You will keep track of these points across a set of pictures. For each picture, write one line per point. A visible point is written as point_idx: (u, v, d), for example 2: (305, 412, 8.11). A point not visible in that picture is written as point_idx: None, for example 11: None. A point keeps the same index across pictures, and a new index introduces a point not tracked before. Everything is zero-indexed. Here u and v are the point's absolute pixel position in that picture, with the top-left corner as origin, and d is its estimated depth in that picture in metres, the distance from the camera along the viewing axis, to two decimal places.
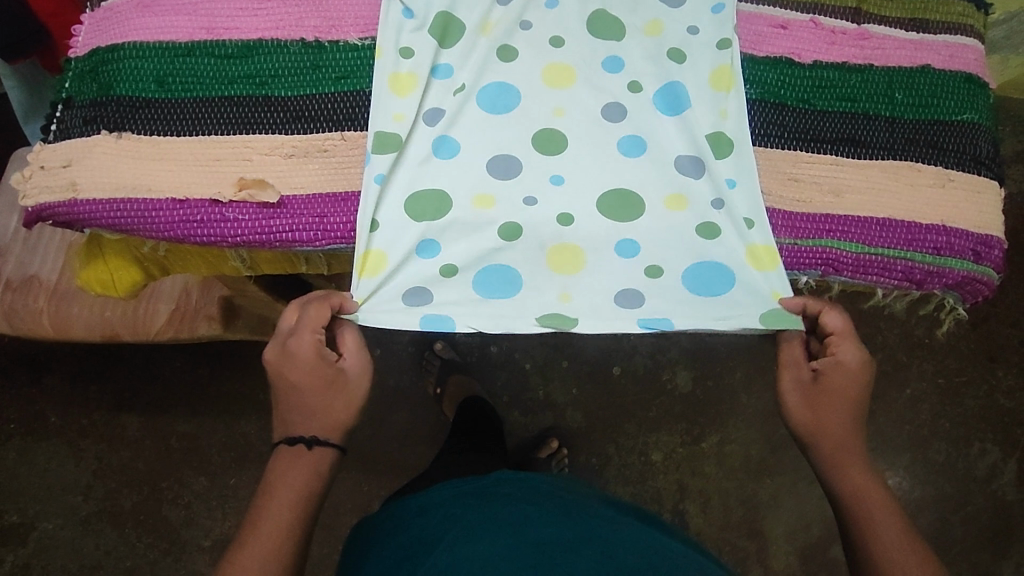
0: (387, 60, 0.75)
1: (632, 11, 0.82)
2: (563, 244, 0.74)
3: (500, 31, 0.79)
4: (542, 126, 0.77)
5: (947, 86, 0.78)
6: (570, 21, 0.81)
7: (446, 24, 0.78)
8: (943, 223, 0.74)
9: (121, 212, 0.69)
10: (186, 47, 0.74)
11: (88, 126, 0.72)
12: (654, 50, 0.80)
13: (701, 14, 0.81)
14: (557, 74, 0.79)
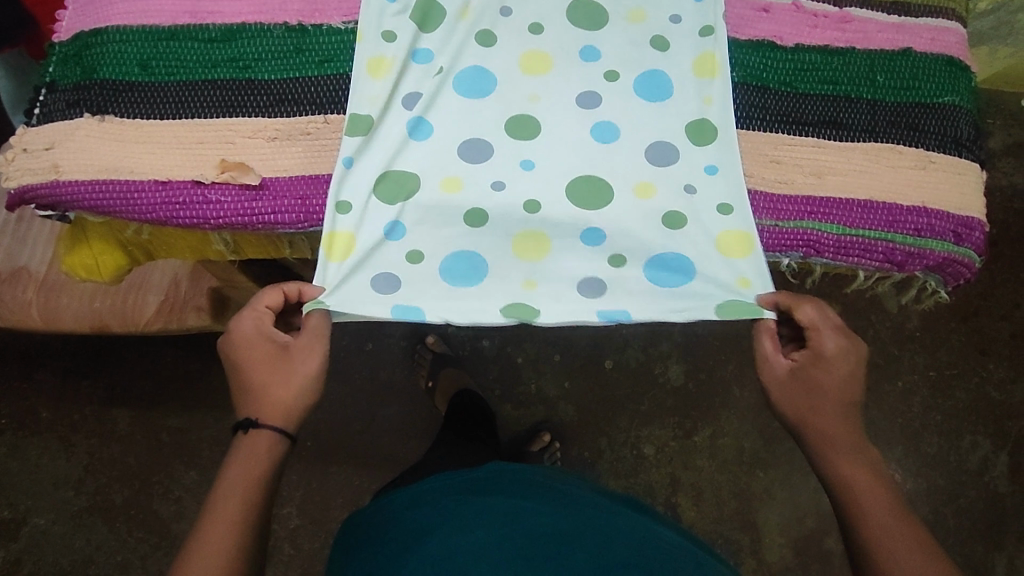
0: (367, 45, 0.76)
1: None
2: (527, 231, 0.75)
3: (480, 17, 0.79)
4: (518, 111, 0.77)
5: (929, 70, 0.79)
6: (551, 8, 0.81)
7: (427, 7, 0.79)
8: (924, 204, 0.75)
9: (103, 194, 0.69)
10: (170, 31, 0.74)
11: (71, 109, 0.72)
12: (638, 38, 0.81)
13: (684, 3, 0.82)
14: (535, 60, 0.79)
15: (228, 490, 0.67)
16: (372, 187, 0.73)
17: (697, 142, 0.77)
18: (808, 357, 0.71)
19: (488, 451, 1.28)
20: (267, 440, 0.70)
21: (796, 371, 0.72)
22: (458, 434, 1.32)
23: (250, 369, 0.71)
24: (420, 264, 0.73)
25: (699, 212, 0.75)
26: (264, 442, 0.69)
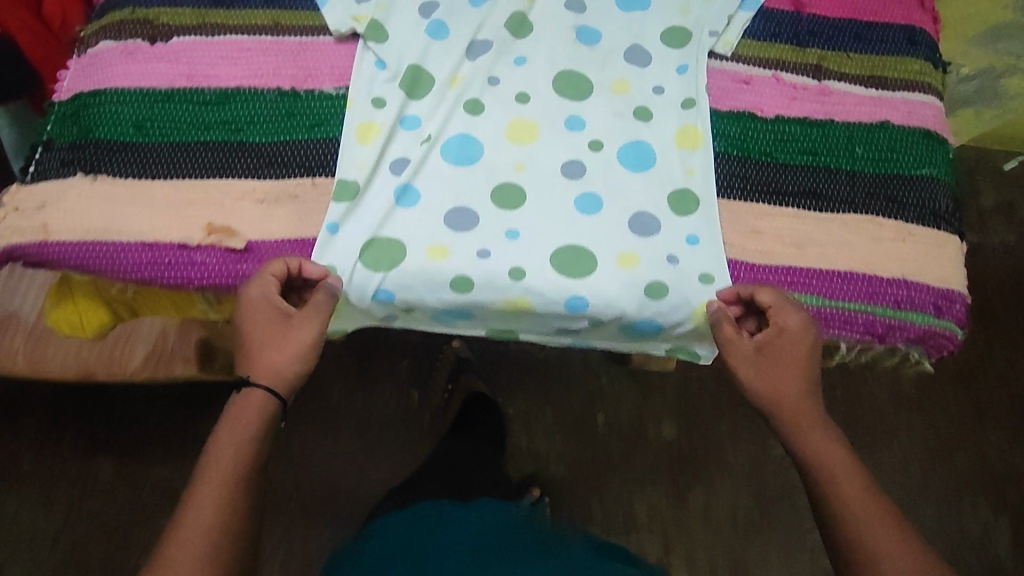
0: (358, 111, 0.77)
1: (600, 70, 0.81)
2: (511, 299, 0.73)
3: (468, 85, 0.79)
4: (504, 181, 0.76)
5: (906, 142, 0.81)
6: (538, 78, 0.80)
7: (417, 74, 0.78)
8: (904, 277, 0.75)
9: (90, 254, 0.70)
10: (166, 93, 0.77)
11: (64, 168, 0.73)
12: (622, 109, 0.80)
13: (667, 74, 0.81)
14: (520, 130, 0.78)
15: (227, 441, 0.63)
16: (356, 252, 0.72)
17: (679, 212, 0.76)
18: (771, 334, 0.70)
19: (482, 464, 1.21)
20: (254, 406, 0.65)
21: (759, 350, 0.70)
22: (458, 437, 1.22)
23: (249, 334, 0.67)
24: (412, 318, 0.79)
25: (679, 286, 0.74)
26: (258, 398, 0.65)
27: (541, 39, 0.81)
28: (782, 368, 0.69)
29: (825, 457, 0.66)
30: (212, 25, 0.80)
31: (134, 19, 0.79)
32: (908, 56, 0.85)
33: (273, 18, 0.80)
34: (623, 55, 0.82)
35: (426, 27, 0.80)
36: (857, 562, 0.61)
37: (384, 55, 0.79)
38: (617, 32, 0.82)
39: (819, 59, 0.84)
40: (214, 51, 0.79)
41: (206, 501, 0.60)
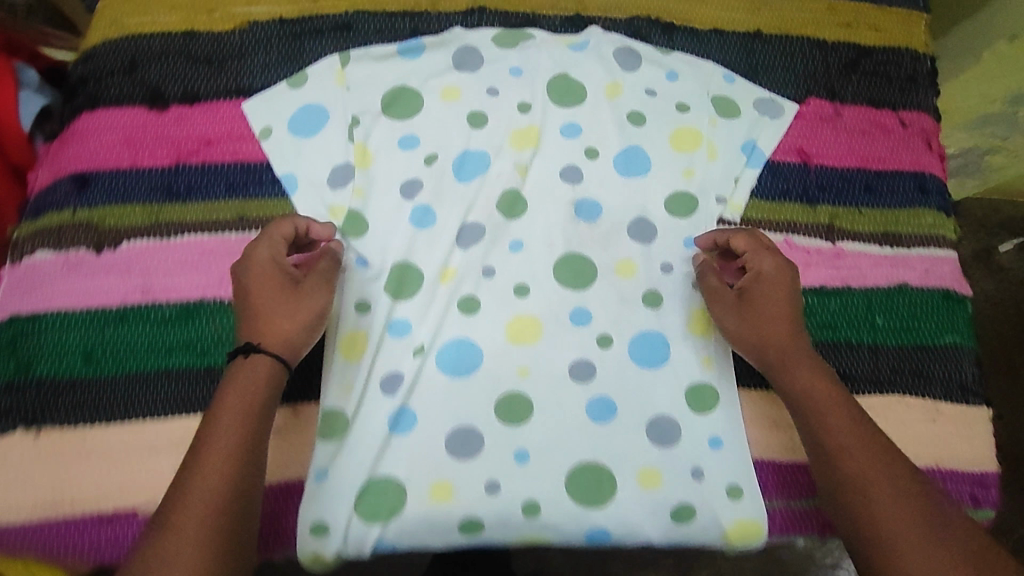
0: (343, 320, 0.69)
1: (604, 249, 0.74)
2: (525, 535, 0.65)
3: (462, 280, 0.72)
4: (507, 390, 0.69)
5: (928, 307, 0.77)
6: (537, 264, 0.73)
7: (404, 273, 0.71)
8: (937, 465, 0.72)
9: (39, 535, 0.62)
10: (119, 313, 0.67)
11: (5, 419, 0.64)
12: (629, 295, 0.73)
13: (676, 249, 0.75)
14: (522, 328, 0.71)
15: (234, 403, 0.54)
16: (351, 499, 0.64)
17: (698, 410, 0.70)
18: (749, 279, 0.68)
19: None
20: (268, 386, 0.56)
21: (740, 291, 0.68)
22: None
23: (255, 299, 0.60)
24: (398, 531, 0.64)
25: (704, 501, 0.67)
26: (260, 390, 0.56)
27: (536, 217, 0.74)
28: (780, 312, 0.66)
29: (825, 412, 0.60)
30: (167, 224, 0.70)
31: (74, 222, 0.70)
32: (920, 207, 0.81)
33: (235, 209, 0.71)
34: (627, 228, 0.75)
35: (409, 215, 0.72)
36: (863, 510, 0.55)
37: (366, 251, 0.71)
38: (618, 202, 0.76)
39: (831, 218, 0.79)
40: (171, 256, 0.69)
41: (214, 478, 0.50)
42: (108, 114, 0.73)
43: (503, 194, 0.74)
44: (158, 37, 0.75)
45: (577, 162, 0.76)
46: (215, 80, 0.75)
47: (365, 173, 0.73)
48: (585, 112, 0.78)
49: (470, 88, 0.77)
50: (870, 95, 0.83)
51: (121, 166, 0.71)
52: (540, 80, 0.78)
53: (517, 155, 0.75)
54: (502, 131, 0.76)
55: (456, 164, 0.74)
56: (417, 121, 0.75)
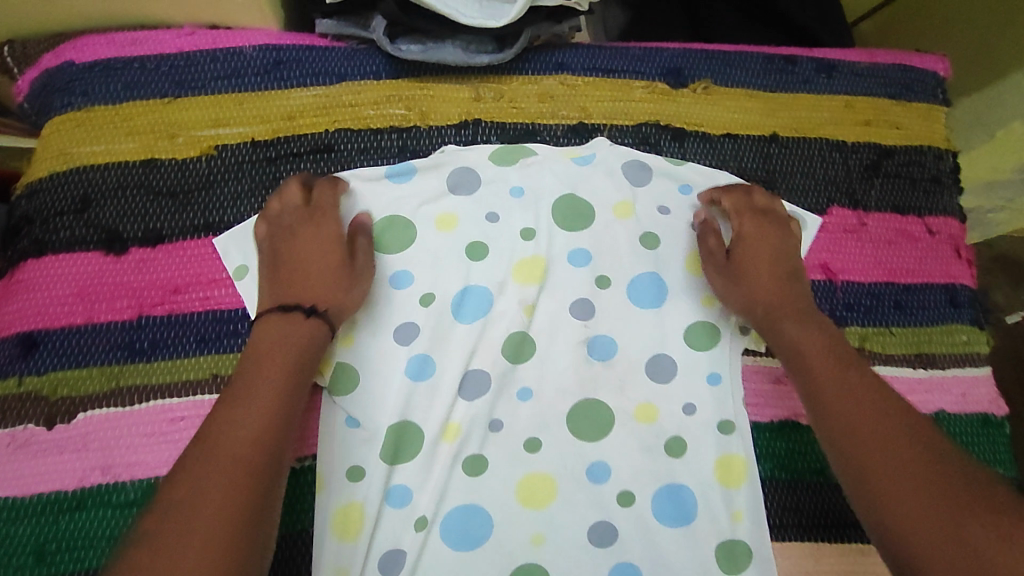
0: (334, 494, 0.61)
1: (620, 391, 0.68)
2: None
3: (468, 438, 0.64)
4: (520, 566, 0.62)
5: (968, 436, 0.71)
6: (549, 414, 0.66)
7: (403, 435, 0.63)
8: None
9: None
10: (75, 498, 0.59)
11: None
12: (652, 443, 0.66)
13: (696, 387, 0.69)
14: (535, 490, 0.64)
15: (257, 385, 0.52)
16: None
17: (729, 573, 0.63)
18: (736, 241, 0.69)
19: None
20: (313, 348, 0.57)
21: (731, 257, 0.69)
22: None
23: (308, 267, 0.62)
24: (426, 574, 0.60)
25: None
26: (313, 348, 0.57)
27: (547, 359, 0.68)
28: (761, 233, 0.69)
29: (821, 386, 0.59)
30: (128, 389, 0.62)
31: (21, 392, 0.62)
32: (953, 323, 0.75)
33: (201, 367, 0.64)
34: (644, 365, 0.69)
35: (404, 366, 0.65)
36: (848, 437, 0.55)
37: (358, 410, 0.63)
38: (633, 335, 0.69)
39: (861, 339, 0.73)
40: (133, 428, 0.61)
41: (240, 437, 0.48)
42: (59, 262, 0.66)
43: (508, 337, 0.67)
44: (114, 169, 0.69)
45: (587, 293, 0.70)
46: (181, 216, 0.68)
47: (357, 318, 0.66)
48: (594, 235, 0.72)
49: (467, 215, 0.71)
50: (895, 202, 0.78)
51: (75, 323, 0.65)
52: (544, 203, 0.72)
53: (522, 290, 0.69)
54: (505, 261, 0.70)
55: (455, 304, 0.68)
56: (411, 254, 0.69)
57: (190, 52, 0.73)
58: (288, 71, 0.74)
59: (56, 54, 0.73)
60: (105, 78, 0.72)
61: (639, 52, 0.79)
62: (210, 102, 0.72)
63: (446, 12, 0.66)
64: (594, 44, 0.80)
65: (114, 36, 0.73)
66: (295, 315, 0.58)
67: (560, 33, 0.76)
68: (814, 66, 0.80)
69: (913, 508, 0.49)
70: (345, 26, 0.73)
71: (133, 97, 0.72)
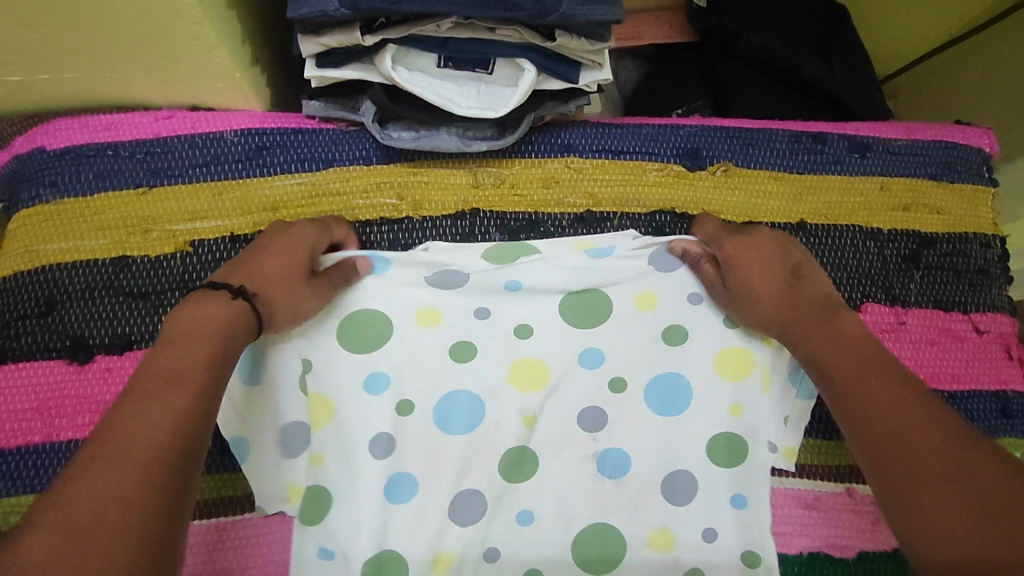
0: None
1: (629, 516, 0.63)
2: None
3: (458, 569, 0.61)
4: None
5: None
6: (547, 540, 0.63)
7: (391, 566, 0.60)
8: None
9: None
10: None
11: None
12: (663, 573, 0.62)
13: (718, 508, 0.64)
14: None
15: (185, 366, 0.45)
16: None
17: None
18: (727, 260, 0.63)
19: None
20: (242, 328, 0.51)
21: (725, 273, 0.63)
22: None
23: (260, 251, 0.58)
24: None
25: None
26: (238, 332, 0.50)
27: (550, 475, 0.64)
28: (754, 248, 0.63)
29: (840, 378, 0.54)
30: None
31: None
32: (1004, 438, 0.67)
33: (229, 484, 0.61)
34: (659, 484, 0.64)
35: (384, 487, 0.61)
36: (873, 432, 0.50)
37: (340, 538, 0.60)
38: (648, 451, 0.65)
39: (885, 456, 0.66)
40: None
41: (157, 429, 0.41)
42: (18, 372, 0.61)
43: (506, 452, 0.64)
44: (83, 267, 0.64)
45: (602, 401, 0.66)
46: (151, 319, 0.63)
47: (333, 431, 0.61)
48: (608, 336, 0.67)
49: (457, 315, 0.66)
50: (937, 296, 0.70)
51: (32, 441, 0.60)
52: (555, 301, 0.67)
53: (520, 399, 0.65)
54: (501, 363, 0.66)
55: (442, 415, 0.64)
56: (392, 354, 0.64)
57: (167, 137, 0.68)
58: (272, 158, 0.69)
59: (28, 138, 0.69)
60: (77, 167, 0.67)
61: (652, 131, 0.72)
62: (189, 192, 0.67)
63: (434, 100, 0.59)
64: (604, 120, 0.73)
65: (87, 119, 0.68)
66: (221, 293, 0.51)
67: (567, 112, 0.68)
68: (846, 144, 0.73)
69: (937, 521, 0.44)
70: (333, 108, 0.67)
71: (106, 187, 0.67)
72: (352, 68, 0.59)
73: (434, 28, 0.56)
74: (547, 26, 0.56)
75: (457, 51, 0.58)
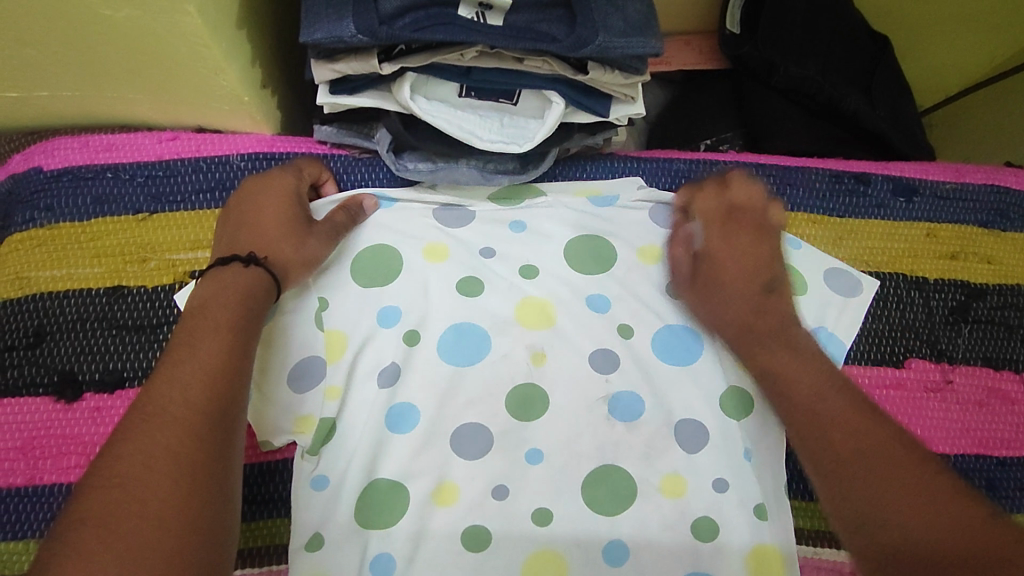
0: (300, 573, 0.53)
1: (646, 459, 0.59)
2: None
3: (465, 506, 0.56)
4: None
5: None
6: (561, 480, 0.58)
7: (382, 497, 0.55)
8: None
9: None
10: None
11: None
12: (677, 523, 0.57)
13: (730, 461, 0.59)
14: (543, 568, 0.55)
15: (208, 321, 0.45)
16: None
17: None
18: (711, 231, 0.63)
19: None
20: (260, 294, 0.50)
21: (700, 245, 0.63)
22: None
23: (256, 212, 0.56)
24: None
25: None
26: (252, 289, 0.49)
27: (561, 417, 0.59)
28: (733, 244, 0.61)
29: (772, 364, 0.55)
30: None
31: None
32: None
33: (239, 535, 0.57)
34: (672, 429, 0.60)
35: (385, 414, 0.58)
36: (817, 423, 0.50)
37: (331, 466, 0.56)
38: (665, 393, 0.61)
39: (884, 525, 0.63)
40: None
41: (194, 384, 0.41)
42: (3, 408, 0.58)
43: (516, 389, 0.60)
44: (76, 297, 0.61)
45: (612, 344, 0.62)
46: (144, 355, 0.59)
47: (339, 370, 0.59)
48: (619, 278, 0.64)
49: (461, 257, 0.64)
50: (986, 353, 0.65)
51: (12, 484, 0.55)
52: (563, 240, 0.65)
53: (528, 334, 0.61)
54: (509, 299, 0.63)
55: (448, 344, 0.60)
56: (393, 291, 0.62)
57: (170, 160, 0.65)
58: None
59: (24, 157, 0.66)
60: (72, 188, 0.64)
61: (685, 165, 0.70)
62: (190, 219, 0.63)
63: (456, 133, 0.54)
64: (633, 153, 0.71)
65: (88, 139, 0.65)
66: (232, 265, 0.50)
67: (594, 144, 0.65)
68: (891, 186, 0.70)
69: (892, 513, 0.44)
70: (347, 134, 0.63)
71: (102, 212, 0.63)
72: (367, 96, 0.56)
73: (456, 57, 0.51)
74: (579, 57, 0.52)
75: (480, 82, 0.55)
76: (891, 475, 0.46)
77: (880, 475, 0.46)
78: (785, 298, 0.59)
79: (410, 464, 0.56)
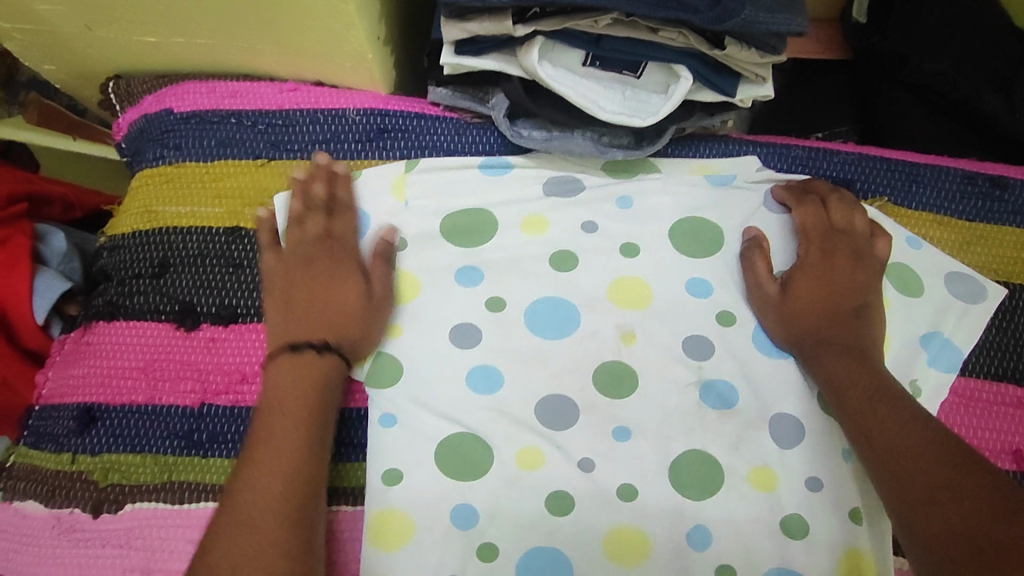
0: (382, 507, 0.54)
1: (733, 447, 0.57)
2: None
3: (551, 473, 0.56)
4: None
5: None
6: (646, 460, 0.57)
7: (467, 452, 0.56)
8: None
9: None
10: None
11: None
12: (764, 516, 0.55)
13: (822, 462, 0.57)
14: (623, 544, 0.54)
15: (283, 401, 0.52)
16: None
17: None
18: (813, 240, 0.61)
19: None
20: (333, 381, 0.54)
21: (805, 253, 0.61)
22: None
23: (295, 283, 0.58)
24: (476, 531, 0.54)
25: None
26: (304, 359, 0.54)
27: (650, 399, 0.58)
28: (828, 267, 0.60)
29: (816, 360, 0.57)
30: (182, 485, 0.56)
31: (74, 470, 0.57)
32: None
33: None
34: (768, 423, 0.58)
35: (469, 375, 0.58)
36: (864, 433, 0.52)
37: (414, 419, 0.57)
38: (764, 388, 0.59)
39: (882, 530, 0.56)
40: (180, 532, 0.55)
41: (281, 439, 0.50)
42: (128, 330, 0.61)
43: (602, 365, 0.59)
44: (198, 233, 0.64)
45: (706, 330, 0.61)
46: (257, 295, 0.62)
47: (410, 310, 0.60)
48: (717, 265, 0.63)
49: (571, 230, 0.64)
50: None
51: (134, 402, 0.59)
52: (667, 221, 0.64)
53: (620, 313, 0.61)
54: (605, 274, 0.62)
55: (538, 314, 0.61)
56: (486, 251, 0.63)
57: (290, 110, 0.67)
58: (393, 141, 0.66)
59: (157, 98, 0.69)
60: (201, 131, 0.67)
61: (804, 153, 0.67)
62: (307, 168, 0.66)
63: (578, 101, 0.54)
64: (749, 137, 0.69)
65: (216, 85, 0.68)
66: (305, 354, 0.54)
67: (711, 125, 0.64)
68: None
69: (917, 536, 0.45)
70: (460, 98, 0.64)
71: (227, 155, 0.66)
72: (492, 59, 0.56)
73: (591, 24, 0.51)
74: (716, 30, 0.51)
75: (609, 51, 0.54)
76: (935, 502, 0.45)
77: (919, 499, 0.46)
78: (874, 323, 0.58)
79: (496, 424, 0.57)
